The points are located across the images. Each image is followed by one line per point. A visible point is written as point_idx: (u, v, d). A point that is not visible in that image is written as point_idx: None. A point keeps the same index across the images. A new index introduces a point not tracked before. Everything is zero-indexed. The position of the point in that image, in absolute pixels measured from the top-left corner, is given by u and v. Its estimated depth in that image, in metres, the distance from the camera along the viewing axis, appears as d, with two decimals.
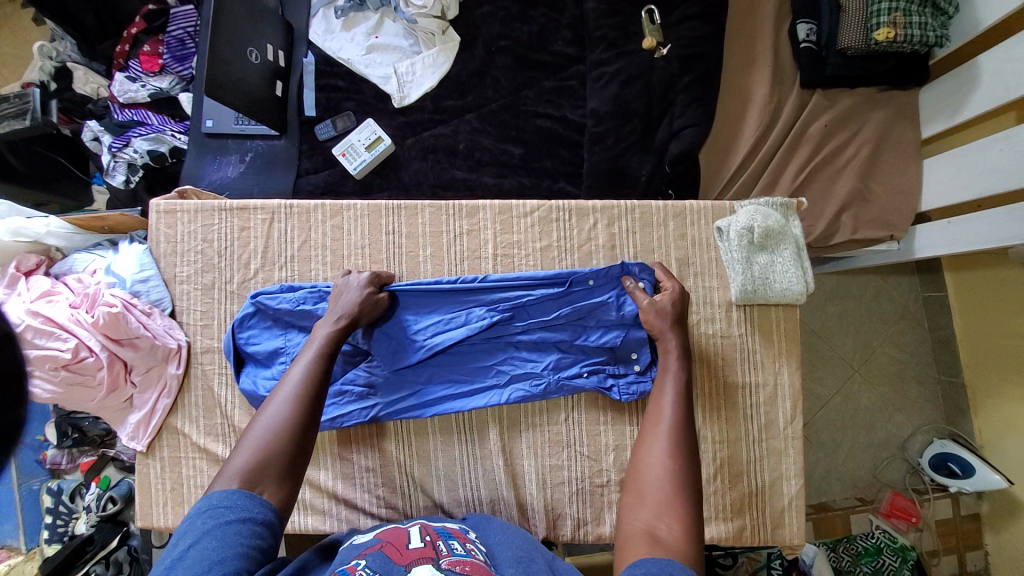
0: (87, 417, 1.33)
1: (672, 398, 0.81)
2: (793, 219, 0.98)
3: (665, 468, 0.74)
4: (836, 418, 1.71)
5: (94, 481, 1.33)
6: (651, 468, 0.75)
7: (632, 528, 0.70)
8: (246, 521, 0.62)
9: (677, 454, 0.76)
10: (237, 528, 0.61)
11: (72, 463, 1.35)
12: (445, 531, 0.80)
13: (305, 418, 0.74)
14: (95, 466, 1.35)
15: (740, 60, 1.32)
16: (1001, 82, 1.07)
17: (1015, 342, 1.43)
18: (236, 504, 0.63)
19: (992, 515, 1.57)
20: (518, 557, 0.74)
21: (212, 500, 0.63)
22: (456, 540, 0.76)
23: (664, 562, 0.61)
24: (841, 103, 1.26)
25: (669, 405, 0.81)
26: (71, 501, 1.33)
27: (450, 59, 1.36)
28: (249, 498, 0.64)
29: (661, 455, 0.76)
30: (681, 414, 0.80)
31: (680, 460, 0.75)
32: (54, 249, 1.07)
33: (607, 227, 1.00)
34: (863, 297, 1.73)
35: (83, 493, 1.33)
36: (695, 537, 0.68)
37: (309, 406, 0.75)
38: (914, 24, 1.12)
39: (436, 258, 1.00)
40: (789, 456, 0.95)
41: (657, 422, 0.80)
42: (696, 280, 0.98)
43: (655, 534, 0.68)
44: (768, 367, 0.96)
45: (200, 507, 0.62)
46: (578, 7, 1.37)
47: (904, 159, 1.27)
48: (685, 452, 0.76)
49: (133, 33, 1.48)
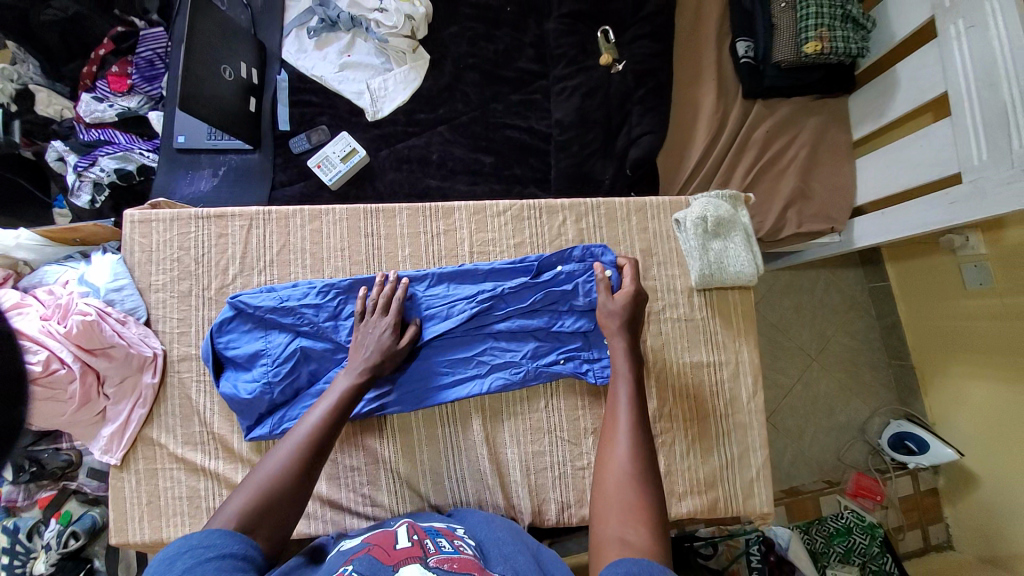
0: (47, 450, 1.30)
1: (626, 396, 0.78)
2: (741, 210, 1.06)
3: (626, 461, 0.71)
4: (799, 407, 1.82)
5: (53, 516, 1.29)
6: (612, 465, 0.72)
7: (603, 536, 0.65)
8: (225, 557, 0.60)
9: (639, 444, 0.73)
10: (219, 563, 0.59)
11: (29, 498, 1.31)
12: (434, 531, 0.81)
13: (307, 463, 0.75)
14: (54, 501, 1.31)
15: (688, 73, 1.45)
16: (917, 87, 1.21)
17: (954, 323, 1.54)
18: (217, 543, 0.61)
19: (948, 489, 1.67)
20: (508, 552, 0.76)
21: (192, 540, 0.61)
22: (444, 539, 0.78)
23: (646, 563, 0.57)
24: (780, 111, 1.40)
25: (626, 401, 0.78)
26: (28, 540, 1.28)
27: (421, 76, 1.43)
28: (231, 539, 0.63)
29: (620, 449, 0.73)
30: (639, 411, 0.77)
31: (643, 459, 0.71)
32: (22, 263, 1.06)
33: (576, 223, 1.08)
34: (816, 290, 1.86)
35: (42, 532, 1.29)
36: (664, 541, 0.64)
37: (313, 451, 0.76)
38: (838, 37, 1.26)
39: (414, 257, 1.04)
40: (754, 429, 1.01)
41: (614, 413, 0.77)
42: (659, 269, 1.06)
43: (627, 540, 0.63)
44: (729, 346, 1.04)
45: (177, 546, 0.60)
46: (539, 27, 1.48)
47: (837, 159, 1.41)
48: (646, 449, 0.73)
49: (102, 54, 1.49)
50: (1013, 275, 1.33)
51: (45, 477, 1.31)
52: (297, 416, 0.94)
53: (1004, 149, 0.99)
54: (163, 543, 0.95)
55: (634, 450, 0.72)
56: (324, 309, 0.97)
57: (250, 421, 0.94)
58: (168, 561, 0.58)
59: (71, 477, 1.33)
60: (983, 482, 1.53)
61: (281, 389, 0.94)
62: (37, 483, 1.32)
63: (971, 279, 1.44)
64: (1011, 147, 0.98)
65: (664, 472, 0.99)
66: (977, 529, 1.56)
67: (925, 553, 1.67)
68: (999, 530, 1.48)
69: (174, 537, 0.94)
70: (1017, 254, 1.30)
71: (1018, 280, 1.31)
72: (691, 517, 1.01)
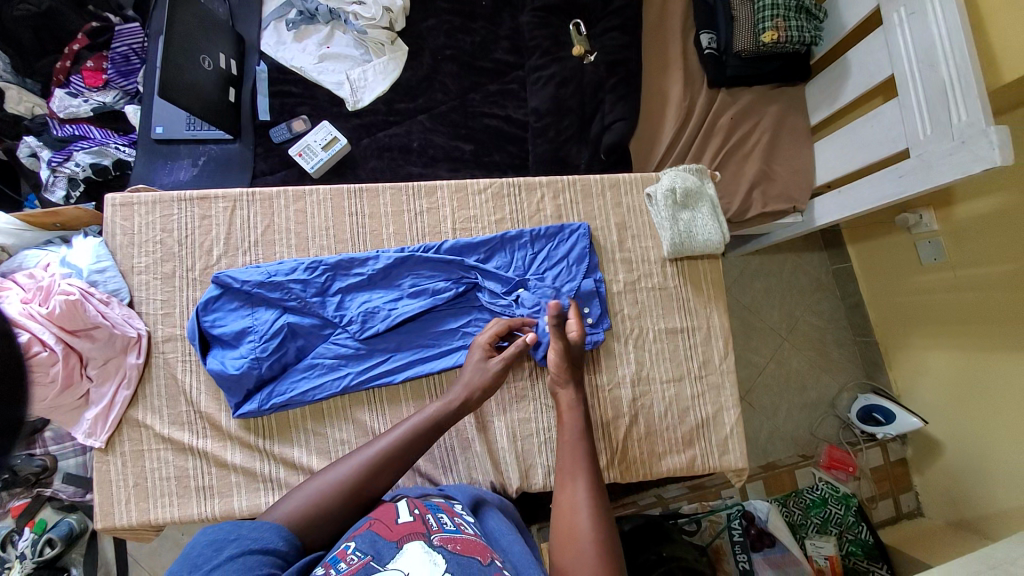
0: (19, 457, 1.26)
1: (584, 457, 0.82)
2: (708, 181, 1.12)
3: (588, 517, 0.74)
4: (772, 383, 1.81)
5: (27, 526, 1.32)
6: (579, 524, 0.74)
7: None
8: (263, 552, 0.63)
9: (598, 507, 0.76)
10: (255, 557, 0.62)
11: (2, 508, 1.32)
12: (434, 505, 0.78)
13: (363, 480, 0.77)
14: (29, 509, 1.33)
15: (656, 64, 1.51)
16: (866, 72, 1.26)
17: (917, 298, 1.56)
18: (263, 538, 0.64)
19: (916, 457, 1.67)
20: (508, 543, 0.76)
21: (241, 528, 0.64)
22: (445, 514, 0.75)
23: None
24: (741, 99, 1.45)
25: (583, 459, 0.82)
26: (2, 550, 1.29)
27: (400, 67, 1.47)
28: (274, 535, 0.65)
29: (585, 509, 0.75)
30: (596, 473, 0.81)
31: (603, 520, 0.74)
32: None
33: (553, 198, 1.13)
34: (783, 272, 1.86)
35: (17, 541, 1.30)
36: None
37: (373, 471, 0.78)
38: (793, 27, 1.31)
39: (398, 235, 1.08)
40: (726, 388, 1.08)
41: (572, 461, 0.82)
42: (634, 241, 1.13)
43: None
44: (700, 312, 1.11)
45: (227, 532, 0.63)
46: (513, 21, 1.53)
47: (797, 144, 1.45)
48: (604, 511, 0.76)
49: (76, 48, 1.47)
50: (969, 247, 1.37)
51: (18, 485, 1.29)
52: (286, 391, 0.96)
53: (947, 123, 1.02)
54: (151, 524, 0.95)
55: (596, 507, 0.76)
56: (312, 285, 0.99)
57: (238, 398, 0.95)
58: (215, 545, 0.61)
59: (46, 484, 1.32)
60: (946, 448, 1.55)
61: (269, 364, 0.95)
62: (10, 491, 1.31)
63: (927, 255, 1.48)
64: (954, 120, 1.00)
65: (645, 433, 1.05)
66: (944, 496, 1.57)
67: (897, 523, 1.66)
68: (965, 496, 1.50)
69: (162, 517, 0.94)
70: (973, 227, 1.35)
71: (975, 251, 1.35)
72: (673, 475, 1.07)
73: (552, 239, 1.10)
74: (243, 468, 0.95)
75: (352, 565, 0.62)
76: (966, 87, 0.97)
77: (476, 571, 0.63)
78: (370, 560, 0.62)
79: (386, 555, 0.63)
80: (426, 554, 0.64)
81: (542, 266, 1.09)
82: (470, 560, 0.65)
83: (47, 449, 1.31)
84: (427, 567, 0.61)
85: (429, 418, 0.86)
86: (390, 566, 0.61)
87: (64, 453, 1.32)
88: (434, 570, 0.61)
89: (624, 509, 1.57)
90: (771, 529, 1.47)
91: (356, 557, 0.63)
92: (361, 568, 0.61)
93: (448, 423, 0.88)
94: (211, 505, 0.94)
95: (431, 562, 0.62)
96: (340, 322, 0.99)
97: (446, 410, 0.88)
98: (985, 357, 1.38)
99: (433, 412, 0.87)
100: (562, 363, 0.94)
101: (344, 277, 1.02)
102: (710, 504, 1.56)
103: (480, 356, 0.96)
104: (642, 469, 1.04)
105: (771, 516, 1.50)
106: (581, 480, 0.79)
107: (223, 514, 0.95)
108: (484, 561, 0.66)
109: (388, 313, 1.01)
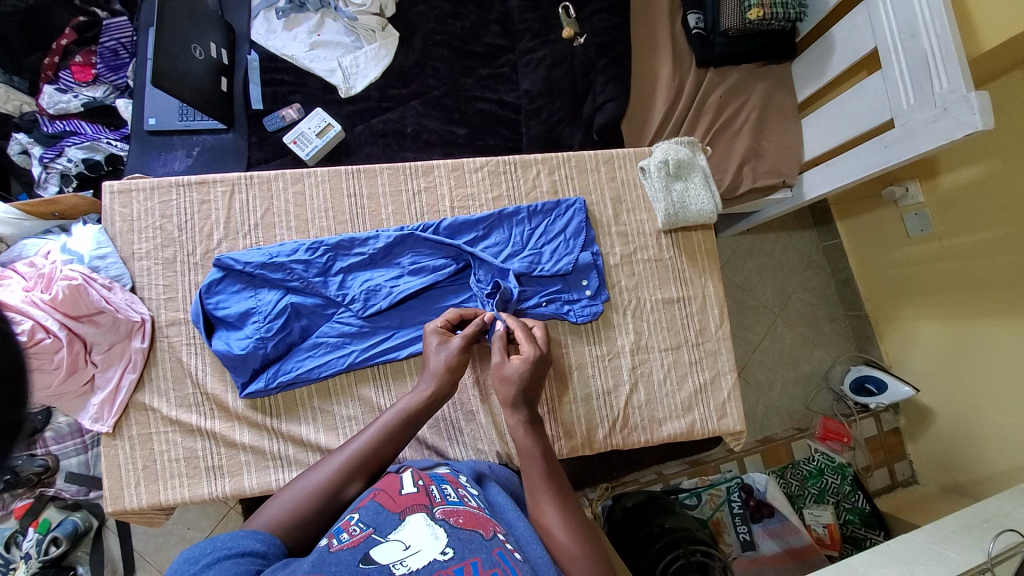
0: (19, 456, 1.25)
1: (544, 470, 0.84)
2: (699, 153, 1.19)
3: (565, 531, 0.76)
4: (768, 360, 1.81)
5: (32, 526, 1.30)
6: (556, 533, 0.76)
7: None
8: (245, 556, 0.62)
9: (569, 514, 0.78)
10: (232, 563, 0.61)
11: (4, 509, 1.31)
12: (437, 477, 0.78)
13: (341, 479, 0.78)
14: (31, 509, 1.31)
15: (647, 41, 1.49)
16: (851, 45, 1.23)
17: (905, 271, 1.59)
18: (242, 542, 0.64)
19: (909, 426, 1.69)
20: (513, 519, 0.75)
21: (217, 540, 0.63)
22: (449, 486, 0.74)
23: None
24: (731, 77, 1.42)
25: (544, 467, 0.84)
26: (7, 551, 1.29)
27: (391, 53, 1.48)
28: (252, 538, 0.65)
29: (559, 524, 0.76)
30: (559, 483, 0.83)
31: (576, 525, 0.77)
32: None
33: (549, 174, 1.20)
34: (775, 252, 1.86)
35: (21, 541, 1.29)
36: None
37: (354, 474, 0.79)
38: (778, 3, 1.26)
39: (398, 214, 1.14)
40: (722, 354, 1.16)
41: (536, 485, 0.82)
42: (629, 214, 1.20)
43: None
44: (696, 281, 1.18)
45: (201, 547, 0.62)
46: (503, 5, 1.54)
47: (787, 120, 1.42)
48: (579, 520, 0.78)
49: (64, 43, 1.45)
50: (957, 216, 1.39)
51: (21, 485, 1.28)
52: (291, 369, 1.02)
53: (929, 92, 1.01)
54: (161, 505, 0.99)
55: (570, 519, 0.77)
56: (314, 265, 1.06)
57: (245, 378, 1.01)
58: (190, 560, 0.60)
59: (47, 484, 1.31)
60: (936, 413, 1.58)
61: (274, 343, 1.01)
62: (12, 492, 1.30)
63: (914, 227, 1.51)
64: (936, 89, 1.00)
65: (645, 400, 1.11)
66: (938, 462, 1.60)
67: (893, 491, 1.68)
68: (958, 460, 1.53)
69: (173, 498, 0.99)
70: (959, 198, 1.37)
71: (964, 220, 1.37)
72: (674, 440, 1.13)
73: (549, 215, 1.16)
74: (252, 447, 1.01)
75: (354, 536, 0.62)
76: (947, 56, 0.96)
77: (477, 544, 0.61)
78: (372, 532, 0.62)
79: (388, 527, 0.63)
80: (429, 526, 0.63)
81: (540, 241, 1.14)
82: (471, 533, 0.63)
83: (48, 449, 1.29)
84: (429, 541, 0.60)
85: (400, 413, 0.87)
86: (393, 537, 0.61)
87: (66, 452, 1.31)
88: (434, 544, 0.60)
89: (625, 487, 1.57)
90: (770, 500, 1.49)
91: (359, 528, 0.63)
92: (363, 541, 0.61)
93: (420, 418, 0.89)
94: (222, 484, 0.99)
95: (432, 535, 0.61)
96: (343, 300, 1.05)
97: (420, 402, 0.89)
98: (979, 321, 1.40)
99: (405, 407, 0.88)
100: (515, 376, 0.92)
101: (346, 256, 1.08)
102: (710, 479, 1.56)
103: (438, 342, 0.96)
104: (643, 434, 1.10)
105: (769, 488, 1.53)
106: (549, 502, 0.80)
107: (234, 493, 1.00)
108: (488, 534, 0.64)
109: (388, 293, 1.06)
